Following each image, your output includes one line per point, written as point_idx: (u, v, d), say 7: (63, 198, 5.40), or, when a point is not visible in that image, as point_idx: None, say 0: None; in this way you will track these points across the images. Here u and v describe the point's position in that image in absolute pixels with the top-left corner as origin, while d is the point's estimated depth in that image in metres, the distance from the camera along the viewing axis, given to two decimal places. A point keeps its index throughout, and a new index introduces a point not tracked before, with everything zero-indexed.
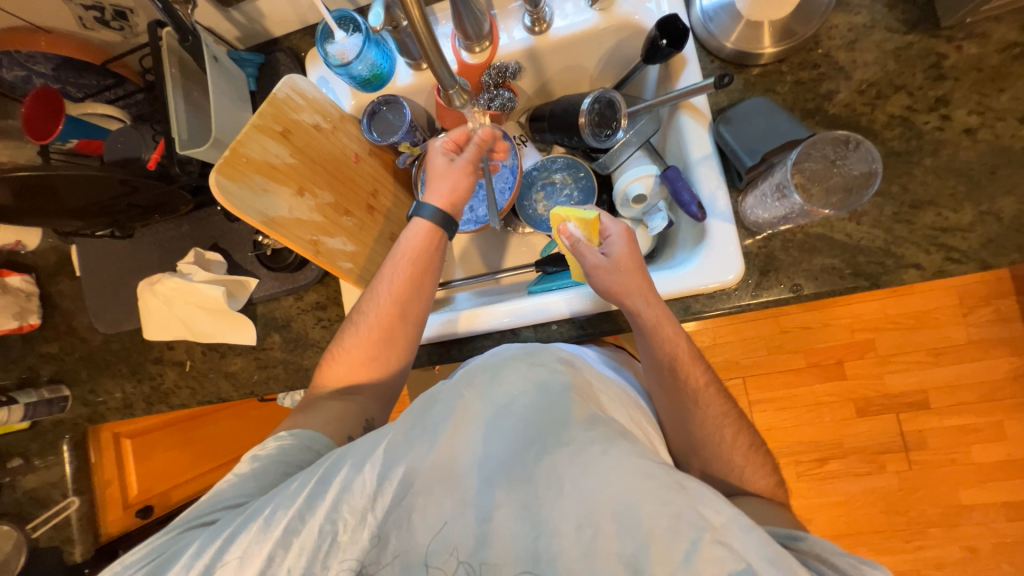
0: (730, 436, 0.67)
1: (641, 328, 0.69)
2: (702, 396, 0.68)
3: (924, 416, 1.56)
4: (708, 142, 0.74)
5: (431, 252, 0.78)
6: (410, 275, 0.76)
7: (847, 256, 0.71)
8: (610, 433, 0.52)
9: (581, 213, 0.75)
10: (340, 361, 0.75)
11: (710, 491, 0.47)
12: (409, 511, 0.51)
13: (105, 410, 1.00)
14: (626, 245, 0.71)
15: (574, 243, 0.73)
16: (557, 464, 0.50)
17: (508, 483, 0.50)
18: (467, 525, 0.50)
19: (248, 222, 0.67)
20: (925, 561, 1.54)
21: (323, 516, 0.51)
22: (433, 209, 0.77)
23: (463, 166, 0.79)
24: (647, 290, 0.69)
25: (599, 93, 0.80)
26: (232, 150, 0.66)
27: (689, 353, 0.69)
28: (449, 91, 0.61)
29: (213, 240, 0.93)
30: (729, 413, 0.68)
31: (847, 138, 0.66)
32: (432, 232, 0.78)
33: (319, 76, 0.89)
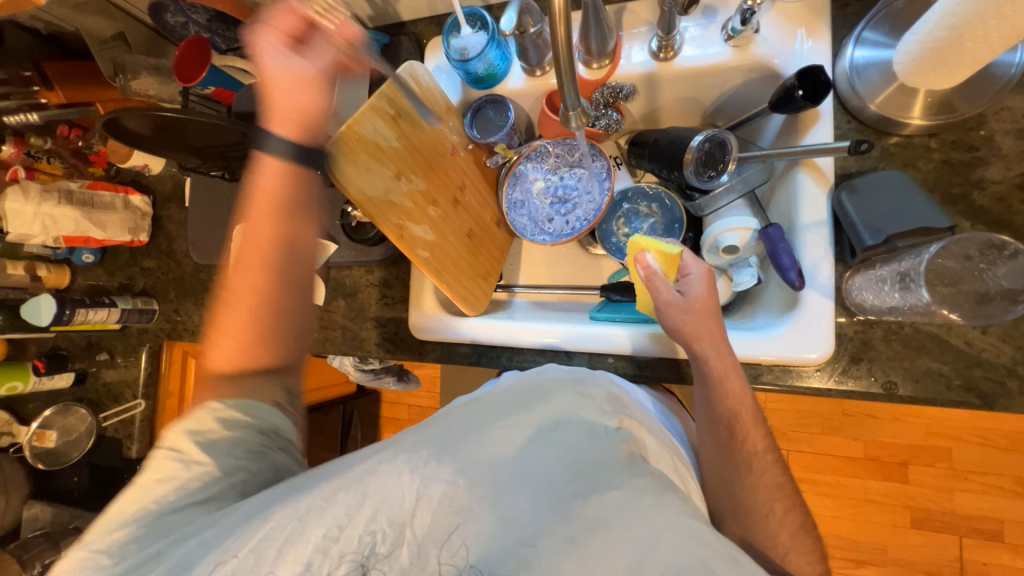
0: (779, 511, 0.62)
1: (705, 376, 0.66)
2: (758, 459, 0.64)
3: (994, 548, 1.37)
4: (824, 208, 0.69)
5: (301, 197, 0.69)
6: (275, 224, 0.67)
7: (959, 365, 0.63)
8: (659, 485, 0.51)
9: (664, 245, 0.72)
10: (218, 342, 0.65)
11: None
12: (445, 530, 0.49)
13: (183, 330, 1.10)
14: (705, 286, 0.69)
15: (649, 274, 0.71)
16: (604, 505, 0.49)
17: (550, 515, 0.50)
18: (502, 549, 0.48)
19: (347, 195, 0.72)
20: None
21: (360, 523, 0.50)
22: (281, 141, 0.67)
23: (309, 74, 0.66)
24: (717, 337, 0.66)
25: (713, 133, 0.77)
26: (348, 125, 0.70)
27: (753, 413, 0.65)
28: (568, 112, 0.60)
29: None
30: (782, 485, 0.63)
31: (1005, 243, 0.58)
32: (294, 173, 0.68)
33: (435, 66, 0.92)
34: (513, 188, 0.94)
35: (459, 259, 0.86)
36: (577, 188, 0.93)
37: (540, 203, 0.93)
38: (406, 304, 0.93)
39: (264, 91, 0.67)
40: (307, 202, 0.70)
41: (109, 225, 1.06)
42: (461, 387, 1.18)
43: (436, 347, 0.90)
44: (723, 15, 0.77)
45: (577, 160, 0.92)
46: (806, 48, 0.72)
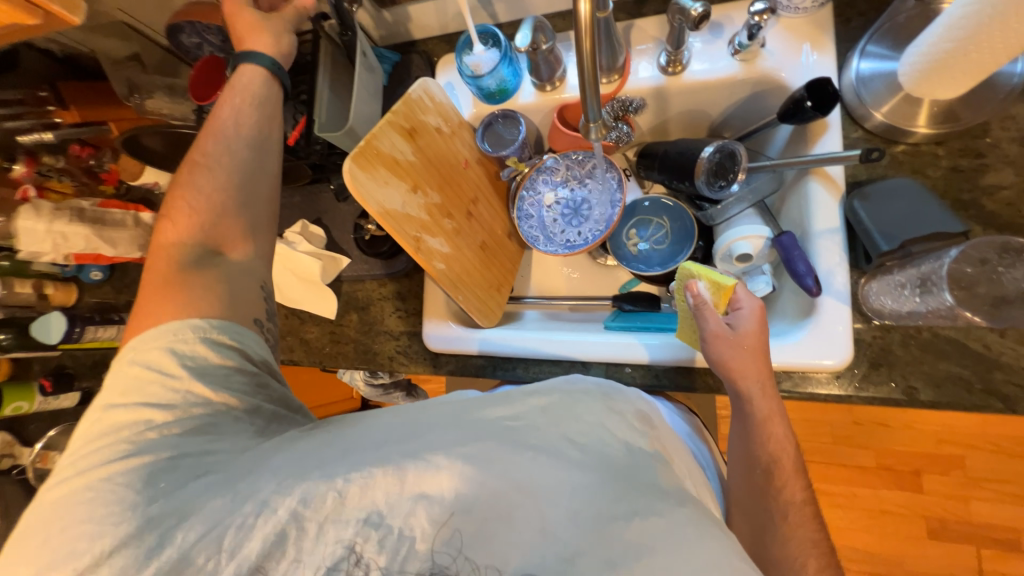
0: (813, 569, 0.58)
1: (746, 415, 0.66)
2: (795, 510, 0.62)
3: (1013, 558, 1.35)
4: (837, 215, 0.69)
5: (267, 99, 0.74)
6: (242, 116, 0.71)
7: (980, 369, 0.63)
8: (701, 516, 0.48)
9: (716, 274, 0.71)
10: (181, 217, 0.67)
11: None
12: (481, 532, 0.46)
13: None
14: (756, 322, 0.66)
15: (698, 303, 0.69)
16: (645, 532, 0.45)
17: (590, 535, 0.45)
18: (540, 560, 0.45)
19: (366, 209, 0.71)
20: None
21: (400, 515, 0.47)
22: (262, 58, 0.74)
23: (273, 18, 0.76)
24: (764, 376, 0.65)
25: (722, 143, 0.78)
26: (367, 142, 0.71)
27: (793, 463, 0.64)
28: (589, 123, 0.61)
29: (317, 215, 1.00)
30: (818, 542, 0.60)
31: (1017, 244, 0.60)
32: (267, 79, 0.75)
33: (446, 82, 0.94)
34: (524, 200, 0.95)
35: (474, 272, 0.87)
36: (588, 199, 0.94)
37: (551, 214, 0.95)
38: (419, 317, 0.93)
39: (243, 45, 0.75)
40: (277, 101, 0.75)
41: (119, 242, 1.06)
42: None
43: (451, 359, 0.90)
44: (729, 31, 0.79)
45: (588, 172, 0.94)
46: (813, 60, 0.74)
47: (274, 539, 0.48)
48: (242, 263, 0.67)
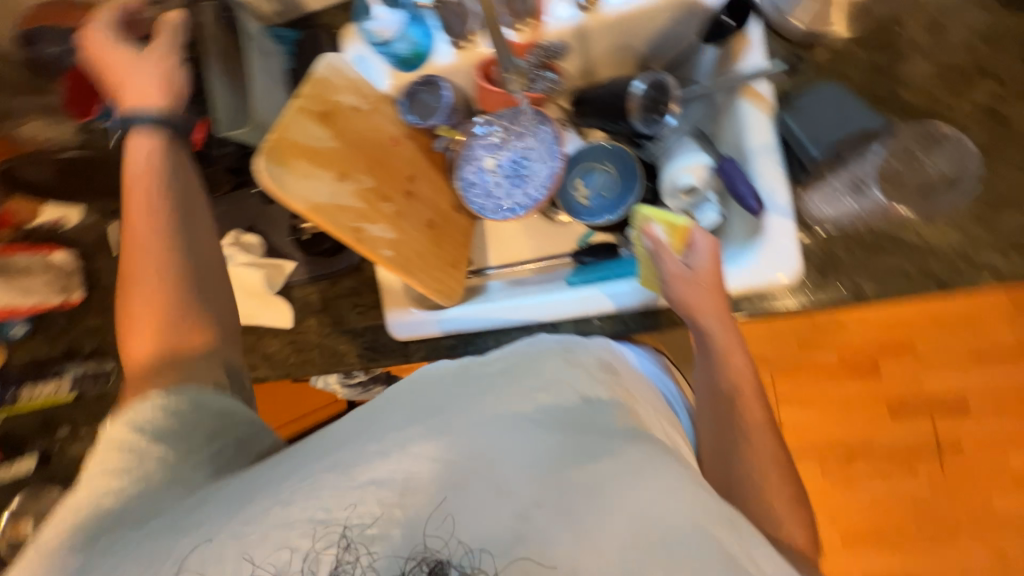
0: (775, 479, 0.63)
1: (709, 348, 0.68)
2: (756, 430, 0.65)
3: (963, 418, 1.50)
4: (770, 130, 0.70)
5: (175, 173, 0.67)
6: (153, 198, 0.64)
7: (916, 258, 0.66)
8: (656, 450, 0.52)
9: (671, 217, 0.72)
10: (136, 333, 0.61)
11: (762, 544, 0.48)
12: (436, 508, 0.44)
13: None
14: (711, 259, 0.68)
15: (658, 247, 0.71)
16: (602, 472, 0.47)
17: (550, 483, 0.46)
18: (500, 526, 0.43)
19: (291, 208, 0.65)
20: (951, 565, 1.50)
21: (339, 503, 0.44)
22: (145, 119, 0.66)
23: (158, 52, 0.68)
24: (721, 311, 0.68)
25: (651, 75, 0.79)
26: (277, 133, 0.65)
27: (753, 391, 0.67)
28: (507, 74, 0.60)
29: (249, 223, 0.91)
30: (777, 456, 0.64)
31: (938, 131, 0.66)
32: (165, 147, 0.67)
33: (356, 54, 0.86)
34: (464, 168, 0.90)
35: (424, 254, 0.83)
36: (529, 156, 0.90)
37: (495, 178, 0.91)
38: (379, 309, 0.90)
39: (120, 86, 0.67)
40: (185, 168, 0.68)
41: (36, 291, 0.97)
42: None
43: (421, 345, 0.88)
44: None
45: (524, 128, 0.90)
46: None
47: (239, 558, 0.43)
48: (202, 351, 0.62)
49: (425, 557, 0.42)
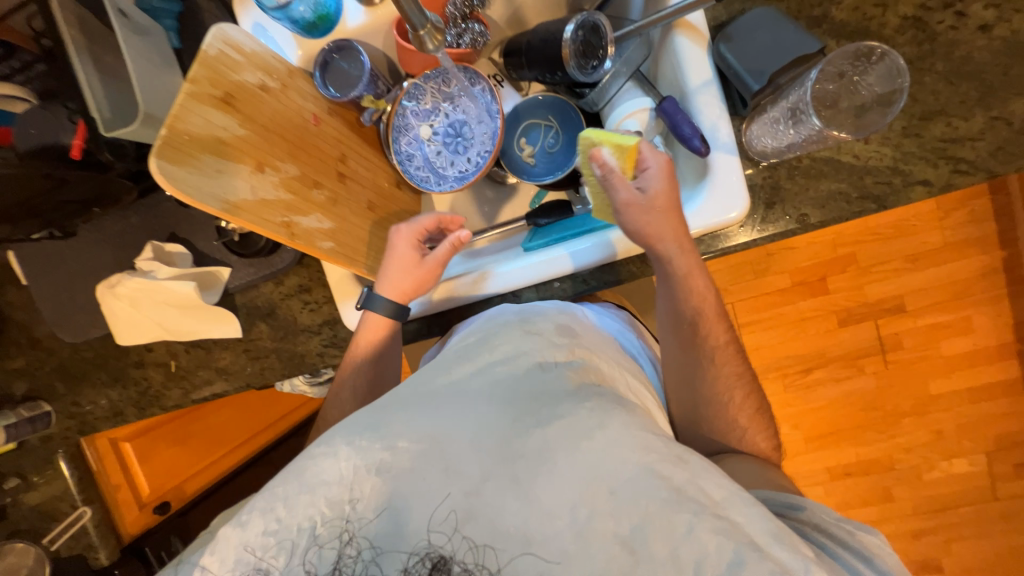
0: (739, 398, 0.69)
1: (668, 274, 0.67)
2: (721, 352, 0.69)
3: (901, 319, 1.64)
4: (708, 65, 0.67)
5: (391, 361, 0.78)
6: (375, 363, 0.77)
7: (854, 179, 0.68)
8: (605, 403, 0.53)
9: (618, 137, 0.66)
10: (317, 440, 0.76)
11: (709, 467, 0.49)
12: (389, 495, 0.50)
13: (96, 419, 0.95)
14: (665, 178, 0.64)
15: (607, 172, 0.64)
16: (549, 438, 0.50)
17: (500, 462, 0.49)
18: (449, 504, 0.48)
19: (207, 213, 0.57)
20: (898, 448, 1.68)
21: (300, 511, 0.49)
22: (383, 303, 0.75)
23: (431, 264, 0.76)
24: (680, 236, 0.65)
25: (582, 17, 0.72)
26: (169, 128, 0.55)
27: (715, 311, 0.69)
28: (419, 33, 0.53)
29: (169, 230, 0.84)
30: (741, 372, 0.69)
31: (872, 49, 0.62)
32: (388, 339, 0.77)
33: (253, 23, 0.76)
34: (399, 140, 0.84)
35: (370, 240, 0.79)
36: (467, 120, 0.85)
37: (433, 147, 0.86)
38: (333, 303, 0.85)
39: (385, 260, 0.76)
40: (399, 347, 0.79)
41: None
42: None
43: None
44: None
45: (456, 90, 0.84)
46: None
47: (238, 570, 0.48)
48: None
49: (428, 553, 0.47)
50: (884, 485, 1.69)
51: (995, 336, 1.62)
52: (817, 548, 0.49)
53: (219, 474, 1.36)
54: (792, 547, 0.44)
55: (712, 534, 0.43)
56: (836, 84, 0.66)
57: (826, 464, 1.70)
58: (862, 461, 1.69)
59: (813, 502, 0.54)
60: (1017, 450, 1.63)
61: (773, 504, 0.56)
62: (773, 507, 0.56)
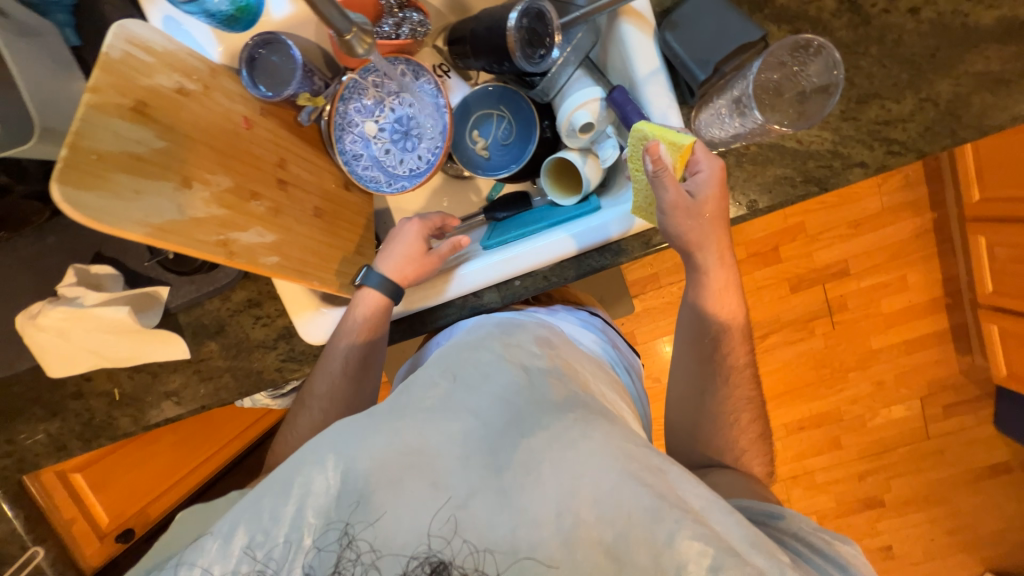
0: (745, 421, 0.71)
1: (696, 282, 0.69)
2: (736, 373, 0.71)
3: (846, 282, 1.74)
4: (655, 55, 0.66)
5: (377, 350, 0.75)
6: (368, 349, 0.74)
7: (798, 164, 0.70)
8: (590, 414, 0.54)
9: (675, 135, 0.61)
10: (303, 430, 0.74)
11: (688, 477, 0.51)
12: (375, 512, 0.49)
13: (35, 457, 0.87)
14: (716, 186, 0.62)
15: (659, 169, 0.58)
16: (535, 448, 0.51)
17: (487, 473, 0.50)
18: (436, 518, 0.49)
19: (130, 240, 0.51)
20: (845, 400, 1.82)
21: (286, 525, 0.50)
22: (379, 279, 0.74)
23: (432, 257, 0.77)
24: (722, 246, 0.66)
25: (527, 3, 0.69)
26: (71, 147, 0.48)
27: (740, 330, 0.71)
28: (344, 38, 0.47)
29: (93, 250, 0.77)
30: (752, 398, 0.72)
31: (809, 42, 0.63)
32: (382, 324, 0.75)
33: (163, 17, 0.69)
34: (343, 139, 0.80)
35: (318, 249, 0.75)
36: (414, 115, 0.82)
37: (380, 145, 0.82)
38: (287, 316, 0.81)
39: (389, 240, 0.77)
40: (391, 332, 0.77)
41: None
42: (396, 360, 1.13)
43: None
44: None
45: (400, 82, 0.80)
46: None
47: None
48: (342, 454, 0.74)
49: (427, 557, 0.48)
50: (834, 435, 1.83)
51: (926, 292, 1.75)
52: (793, 555, 0.53)
53: (186, 492, 1.27)
54: (762, 552, 0.47)
55: (692, 542, 0.45)
56: (777, 74, 0.66)
57: (784, 421, 1.82)
58: (814, 415, 1.82)
59: (792, 512, 0.58)
60: (946, 393, 1.80)
61: (754, 513, 0.60)
62: (753, 516, 0.60)
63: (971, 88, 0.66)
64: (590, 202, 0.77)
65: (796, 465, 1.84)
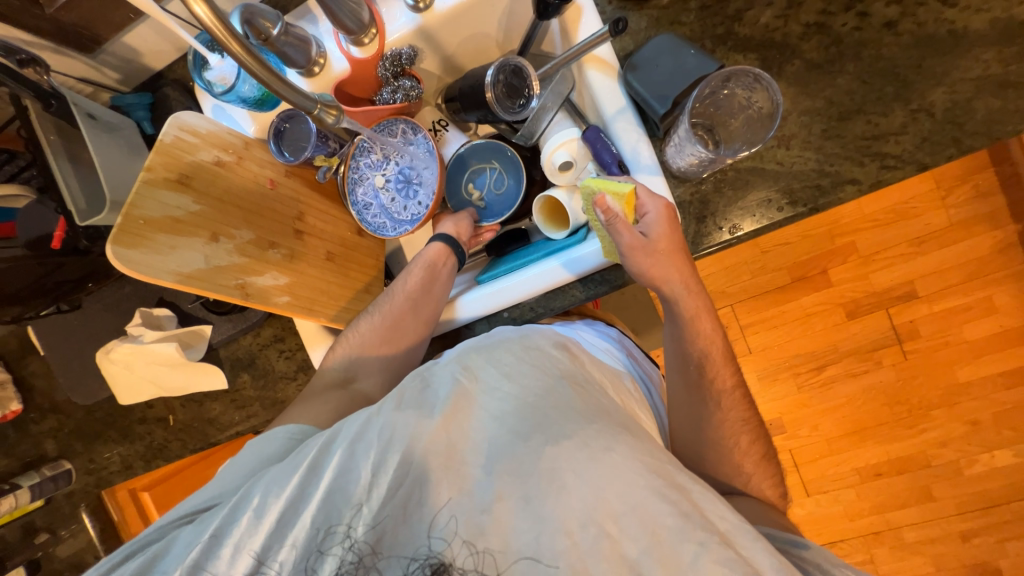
0: (746, 442, 0.70)
1: (678, 316, 0.69)
2: (727, 396, 0.69)
3: (914, 306, 1.51)
4: (620, 95, 0.70)
5: (443, 271, 0.83)
6: (428, 286, 0.81)
7: (782, 186, 0.68)
8: (613, 427, 0.53)
9: (615, 186, 0.65)
10: (349, 347, 0.79)
11: (713, 496, 0.51)
12: (403, 509, 0.52)
13: (109, 474, 1.01)
14: (666, 223, 0.64)
15: (610, 218, 0.62)
16: (558, 456, 0.50)
17: (509, 479, 0.51)
18: (462, 518, 0.50)
19: (162, 286, 0.63)
20: (928, 442, 1.53)
21: (315, 508, 0.53)
22: (442, 235, 0.86)
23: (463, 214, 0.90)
24: (686, 274, 0.66)
25: (501, 62, 0.76)
26: (125, 215, 0.61)
27: (721, 352, 0.70)
28: (313, 113, 0.58)
29: (157, 295, 0.91)
30: (748, 418, 0.70)
31: (751, 73, 0.64)
32: (443, 262, 0.84)
33: (212, 105, 0.85)
34: (355, 191, 0.91)
35: (327, 289, 0.85)
36: (414, 167, 0.90)
37: (387, 195, 0.91)
38: (306, 350, 0.91)
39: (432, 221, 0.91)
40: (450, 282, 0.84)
41: None
42: None
43: None
44: None
45: (401, 140, 0.89)
46: None
47: (253, 560, 0.52)
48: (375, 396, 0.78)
49: (428, 559, 0.50)
50: (920, 484, 1.53)
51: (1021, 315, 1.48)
52: None
53: None
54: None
55: (716, 566, 0.45)
56: (732, 98, 0.69)
57: (855, 465, 1.56)
58: (893, 458, 1.54)
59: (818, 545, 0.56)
60: None
61: (778, 541, 0.58)
62: (777, 542, 0.59)
63: (970, 93, 0.63)
64: (579, 234, 0.78)
65: (875, 519, 1.55)
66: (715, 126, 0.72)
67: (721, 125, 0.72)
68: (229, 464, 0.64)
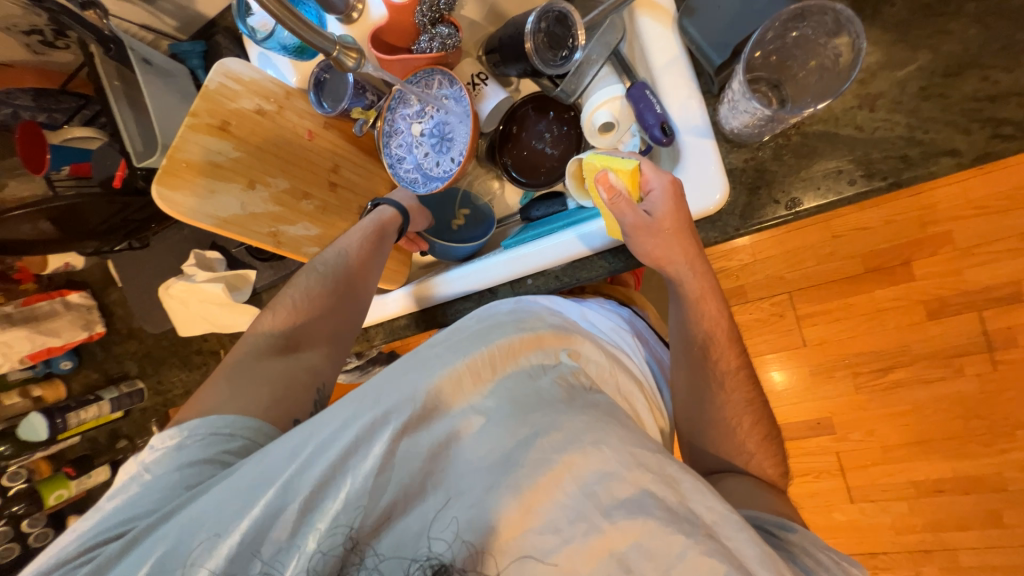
0: (747, 424, 0.63)
1: (682, 297, 0.65)
2: (731, 377, 0.63)
3: (1015, 310, 1.30)
4: (675, 42, 0.63)
5: (390, 235, 0.80)
6: (373, 246, 0.78)
7: (858, 153, 0.58)
8: (601, 417, 0.52)
9: (618, 160, 0.60)
10: (290, 312, 0.72)
11: (702, 487, 0.48)
12: (384, 514, 0.47)
13: (174, 396, 1.14)
14: (671, 201, 0.59)
15: (612, 197, 0.59)
16: (547, 448, 0.48)
17: (496, 470, 0.48)
18: (450, 520, 0.46)
19: (201, 227, 0.67)
20: (1010, 465, 1.35)
21: (284, 522, 0.47)
22: (396, 200, 0.83)
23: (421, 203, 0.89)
24: (691, 256, 0.62)
25: (544, 7, 0.69)
26: (170, 157, 0.65)
27: (727, 334, 0.64)
28: (333, 56, 0.58)
29: (212, 239, 0.99)
30: (752, 398, 0.64)
31: (843, 12, 0.53)
32: (390, 221, 0.81)
33: (258, 54, 0.86)
34: (391, 145, 0.89)
35: None
36: (449, 122, 0.86)
37: (421, 149, 0.89)
38: None
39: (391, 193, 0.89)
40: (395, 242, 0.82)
41: (62, 330, 1.07)
42: None
43: (380, 329, 0.91)
44: None
45: (437, 93, 0.85)
46: None
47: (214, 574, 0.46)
48: (323, 356, 0.72)
49: (428, 559, 0.45)
50: (990, 508, 1.37)
51: None
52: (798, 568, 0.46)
53: None
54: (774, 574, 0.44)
55: (705, 558, 0.43)
56: (800, 46, 0.60)
57: (914, 477, 1.41)
58: (962, 477, 1.38)
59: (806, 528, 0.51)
60: None
61: (763, 523, 0.53)
62: (760, 523, 0.53)
63: None
64: None
65: (928, 537, 1.41)
66: (782, 82, 0.63)
67: (789, 80, 0.63)
68: (185, 447, 0.56)
